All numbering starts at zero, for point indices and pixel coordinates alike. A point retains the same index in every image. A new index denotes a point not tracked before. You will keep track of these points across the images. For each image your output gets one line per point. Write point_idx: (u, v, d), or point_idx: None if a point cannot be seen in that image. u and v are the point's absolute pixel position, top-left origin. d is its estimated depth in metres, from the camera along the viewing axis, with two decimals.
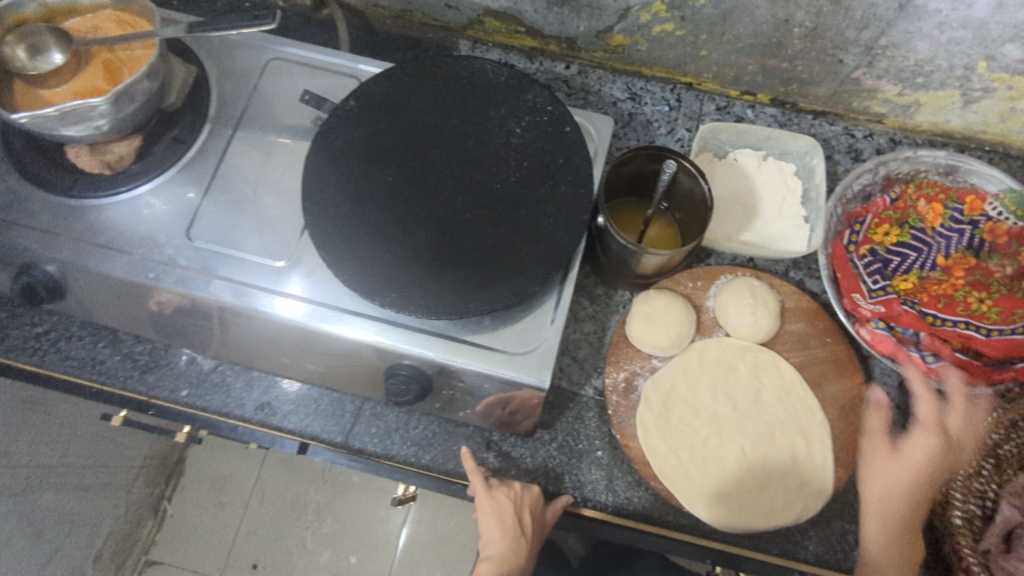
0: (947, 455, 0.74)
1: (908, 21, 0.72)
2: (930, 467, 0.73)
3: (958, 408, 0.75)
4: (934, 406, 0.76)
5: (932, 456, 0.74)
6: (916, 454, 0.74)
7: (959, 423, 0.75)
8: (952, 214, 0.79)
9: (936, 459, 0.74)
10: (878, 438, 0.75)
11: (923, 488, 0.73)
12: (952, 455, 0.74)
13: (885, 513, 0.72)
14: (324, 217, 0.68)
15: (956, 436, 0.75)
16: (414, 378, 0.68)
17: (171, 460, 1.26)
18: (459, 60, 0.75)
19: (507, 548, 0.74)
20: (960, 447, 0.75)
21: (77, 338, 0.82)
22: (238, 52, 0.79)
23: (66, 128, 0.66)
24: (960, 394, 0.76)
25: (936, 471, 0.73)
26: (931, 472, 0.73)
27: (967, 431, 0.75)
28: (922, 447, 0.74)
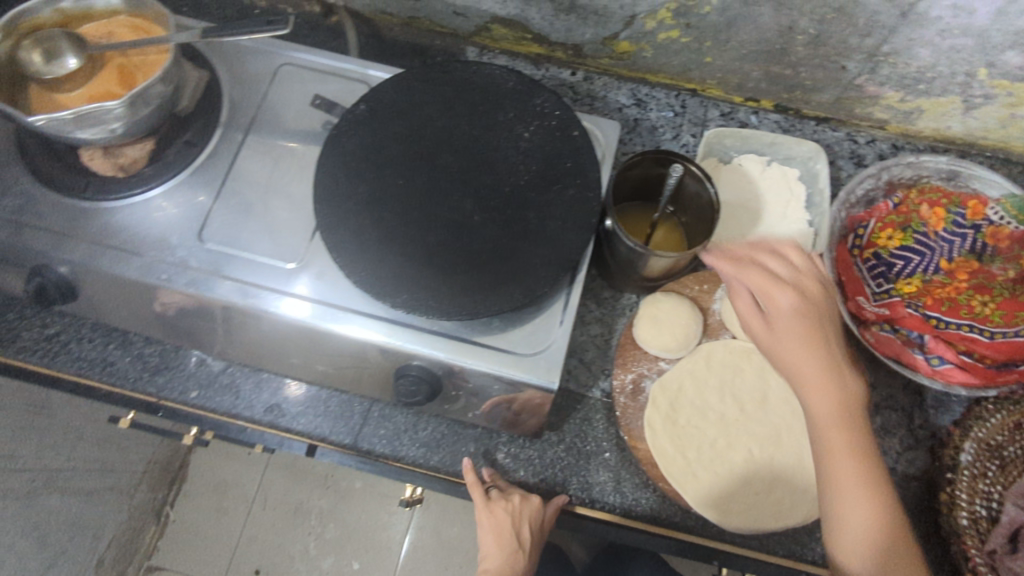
0: (808, 296, 0.64)
1: (910, 29, 0.74)
2: (808, 318, 0.63)
3: (783, 267, 0.65)
4: (756, 275, 0.65)
5: (800, 315, 0.63)
6: (789, 311, 0.63)
7: (797, 266, 0.66)
8: (956, 218, 0.82)
9: (809, 305, 0.64)
10: (752, 322, 0.65)
11: (823, 340, 0.62)
12: (819, 290, 0.65)
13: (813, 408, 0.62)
14: (335, 219, 0.69)
15: (804, 279, 0.65)
16: (423, 379, 0.69)
17: (174, 464, 1.25)
18: (468, 66, 0.77)
19: (505, 562, 0.77)
20: (817, 281, 0.65)
21: (88, 339, 0.83)
22: (249, 58, 0.80)
23: (81, 130, 0.67)
24: (777, 254, 0.66)
25: (812, 325, 0.63)
26: (819, 319, 0.63)
27: (803, 271, 0.66)
28: (785, 306, 0.63)
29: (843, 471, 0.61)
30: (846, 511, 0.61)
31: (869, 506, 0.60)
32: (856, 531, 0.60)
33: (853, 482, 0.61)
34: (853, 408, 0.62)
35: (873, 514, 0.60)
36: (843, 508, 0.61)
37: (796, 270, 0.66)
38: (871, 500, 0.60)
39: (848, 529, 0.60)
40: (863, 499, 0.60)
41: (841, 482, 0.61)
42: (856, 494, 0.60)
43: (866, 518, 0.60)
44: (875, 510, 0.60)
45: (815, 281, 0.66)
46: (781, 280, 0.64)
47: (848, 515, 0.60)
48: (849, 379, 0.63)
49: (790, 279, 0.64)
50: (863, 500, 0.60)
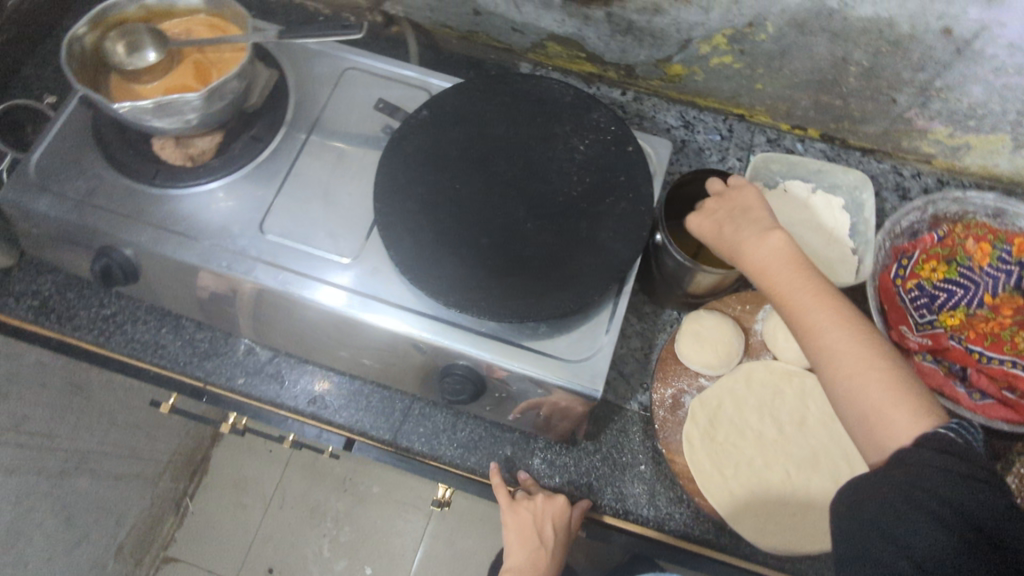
0: (716, 205, 0.71)
1: (964, 65, 0.75)
2: (722, 219, 0.69)
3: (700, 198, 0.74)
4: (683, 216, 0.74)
5: (712, 215, 0.70)
6: (705, 222, 0.70)
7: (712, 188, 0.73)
8: (1001, 254, 0.81)
9: (722, 209, 0.70)
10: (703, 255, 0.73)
11: (741, 223, 0.67)
12: (736, 192, 0.71)
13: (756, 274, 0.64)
14: (395, 218, 0.71)
15: (716, 191, 0.72)
16: (469, 378, 0.70)
17: (196, 457, 1.24)
18: (529, 79, 0.79)
19: (528, 560, 0.77)
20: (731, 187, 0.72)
21: (142, 321, 0.85)
22: (316, 61, 0.84)
23: (158, 119, 0.70)
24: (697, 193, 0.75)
25: (723, 214, 0.69)
26: (731, 214, 0.69)
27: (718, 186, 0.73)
28: (697, 224, 0.71)
29: (804, 318, 0.60)
30: (827, 354, 0.58)
31: (847, 341, 0.57)
32: (843, 371, 0.56)
33: (817, 324, 0.59)
34: (789, 257, 0.63)
35: (853, 348, 0.57)
36: (823, 356, 0.58)
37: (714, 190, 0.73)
38: (841, 333, 0.58)
39: (838, 376, 0.57)
40: (837, 332, 0.58)
41: (810, 329, 0.59)
42: (827, 330, 0.58)
43: (845, 355, 0.57)
44: (852, 341, 0.57)
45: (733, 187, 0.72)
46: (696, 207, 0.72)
47: (828, 358, 0.58)
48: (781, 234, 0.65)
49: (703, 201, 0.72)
50: (837, 334, 0.58)
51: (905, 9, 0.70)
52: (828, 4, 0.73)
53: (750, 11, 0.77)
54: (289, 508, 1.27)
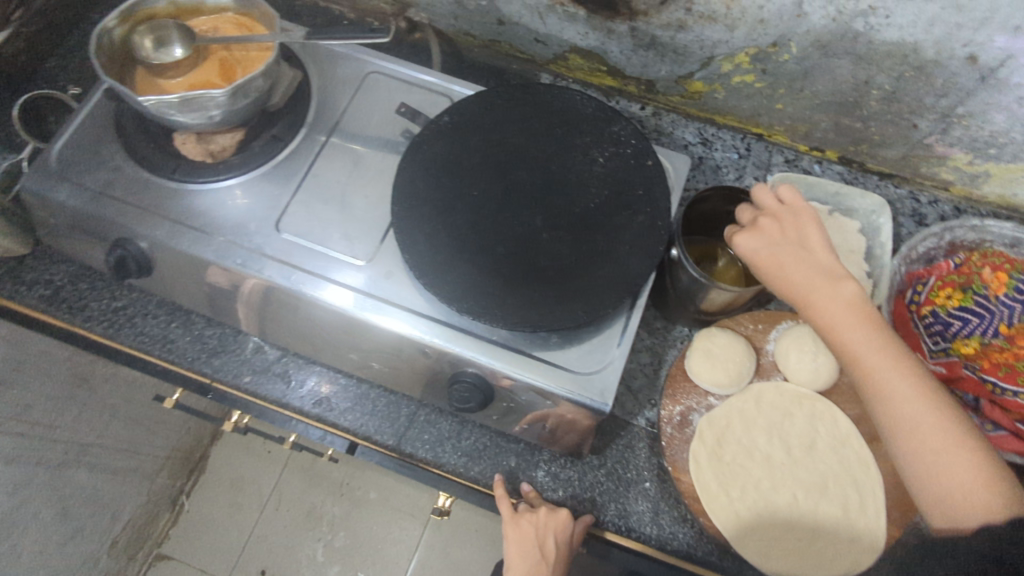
0: (774, 229, 0.66)
1: (988, 93, 0.75)
2: (780, 247, 0.65)
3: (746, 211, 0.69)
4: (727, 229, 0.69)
5: (771, 245, 0.65)
6: (761, 245, 0.65)
7: (765, 204, 0.68)
8: (1018, 284, 0.79)
9: (781, 235, 0.65)
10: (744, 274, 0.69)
11: (804, 263, 0.64)
12: (796, 217, 0.66)
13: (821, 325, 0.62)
14: (410, 223, 0.71)
15: (769, 210, 0.68)
16: (477, 387, 0.69)
17: (194, 456, 1.22)
18: (551, 89, 0.79)
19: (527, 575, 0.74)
20: (787, 209, 0.67)
21: (152, 315, 0.87)
22: (341, 63, 0.84)
23: (180, 114, 0.70)
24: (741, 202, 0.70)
25: (786, 247, 0.65)
26: (790, 244, 0.65)
27: (773, 205, 0.68)
28: (752, 246, 0.66)
29: (877, 383, 0.59)
30: (903, 425, 0.58)
31: (924, 414, 0.58)
32: (919, 445, 0.57)
33: (894, 394, 0.59)
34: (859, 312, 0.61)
35: (930, 421, 0.57)
36: (898, 424, 0.58)
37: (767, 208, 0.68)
38: (919, 404, 0.58)
39: (914, 448, 0.58)
40: (914, 403, 0.58)
41: (885, 397, 0.59)
42: (904, 401, 0.58)
43: (923, 429, 0.57)
44: (929, 414, 0.58)
45: (791, 210, 0.67)
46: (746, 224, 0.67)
47: (901, 428, 0.58)
48: (850, 286, 0.62)
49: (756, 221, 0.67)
50: (914, 405, 0.58)
51: (931, 34, 0.70)
52: (853, 26, 0.73)
53: (775, 31, 0.77)
54: (284, 511, 1.23)
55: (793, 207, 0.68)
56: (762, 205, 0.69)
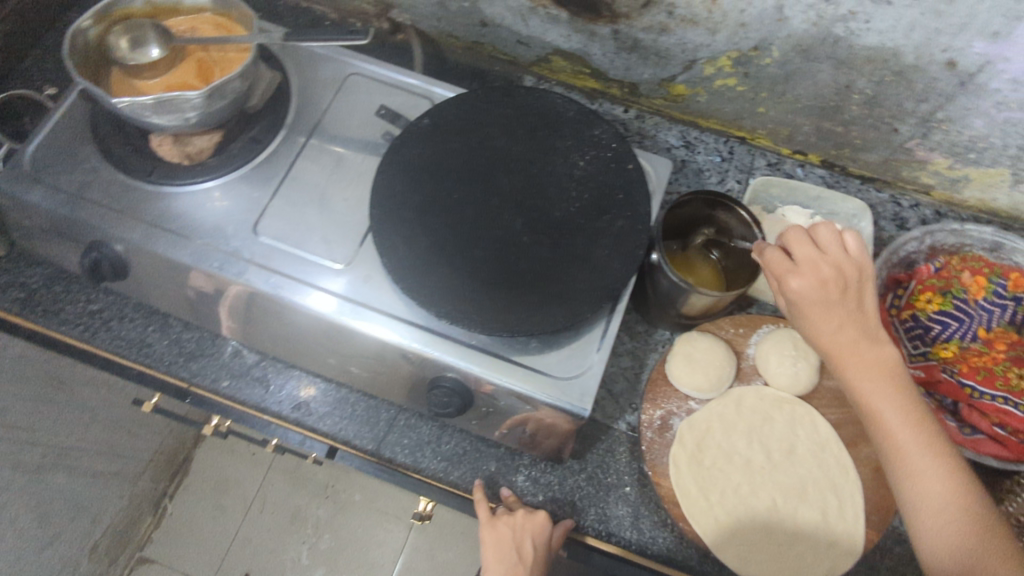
0: (832, 279, 0.63)
1: (968, 98, 0.75)
2: (829, 299, 0.62)
3: (802, 245, 0.64)
4: (776, 257, 0.65)
5: (825, 294, 0.62)
6: (809, 292, 0.63)
7: (829, 247, 0.65)
8: (997, 288, 0.81)
9: (835, 287, 0.63)
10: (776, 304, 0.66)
11: (849, 320, 0.62)
12: (856, 270, 0.64)
13: (851, 384, 0.63)
14: (388, 226, 0.70)
15: (829, 254, 0.64)
16: (456, 392, 0.69)
17: (179, 456, 1.08)
18: (531, 92, 0.79)
19: None
20: (846, 259, 0.64)
21: (129, 318, 0.86)
22: (320, 64, 0.83)
23: (157, 116, 0.69)
24: (797, 233, 0.66)
25: (838, 301, 0.63)
26: (841, 298, 0.63)
27: (837, 251, 0.64)
28: (800, 291, 0.63)
29: (897, 453, 0.60)
30: (916, 500, 0.59)
31: (942, 495, 0.58)
32: (929, 522, 0.58)
33: (914, 469, 0.60)
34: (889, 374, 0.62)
35: (947, 505, 0.58)
36: (912, 497, 0.60)
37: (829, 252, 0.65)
38: (938, 486, 0.59)
39: (923, 524, 0.59)
40: (932, 482, 0.59)
41: (903, 469, 0.60)
42: (922, 477, 0.59)
43: (938, 509, 0.58)
44: (947, 496, 0.58)
45: (853, 260, 0.64)
46: (800, 263, 0.64)
47: (915, 502, 0.59)
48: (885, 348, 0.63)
49: (812, 262, 0.63)
50: (932, 484, 0.59)
51: (911, 40, 0.70)
52: (834, 31, 0.73)
53: (756, 35, 0.77)
54: (267, 513, 1.08)
55: (855, 258, 0.65)
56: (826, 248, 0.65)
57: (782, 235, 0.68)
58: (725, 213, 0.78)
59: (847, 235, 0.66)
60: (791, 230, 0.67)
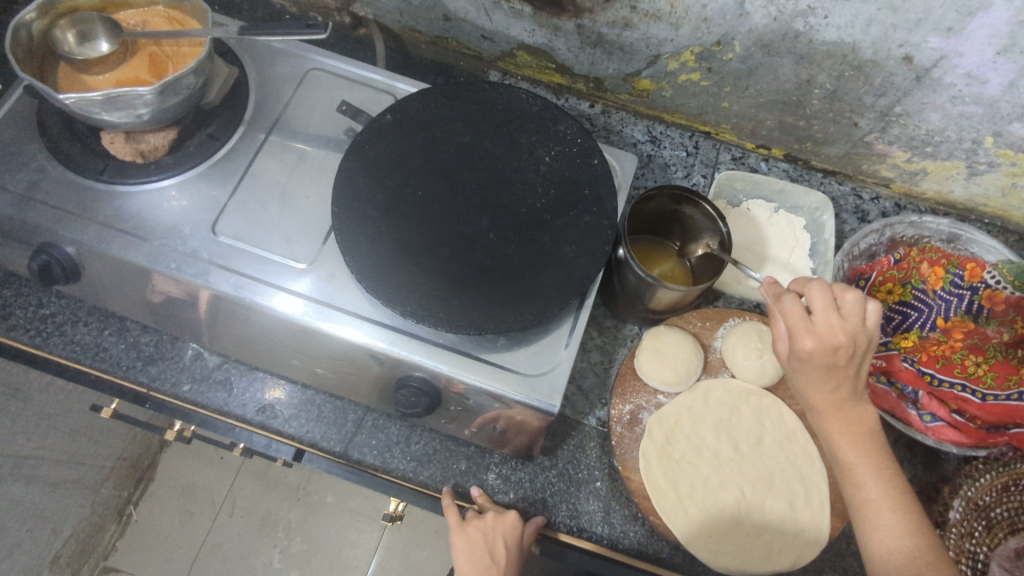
0: (845, 348, 0.63)
1: (924, 92, 0.77)
2: (833, 362, 0.64)
3: (824, 308, 0.64)
4: (793, 310, 0.65)
5: (832, 356, 0.63)
6: (816, 353, 0.63)
7: (850, 315, 0.64)
8: (953, 279, 0.80)
9: (845, 354, 0.63)
10: (779, 347, 0.68)
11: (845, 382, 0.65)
12: (867, 341, 0.64)
13: (830, 433, 0.66)
14: (352, 224, 0.69)
15: (848, 324, 0.63)
16: (424, 391, 0.68)
17: (143, 462, 1.04)
18: (496, 87, 0.78)
19: None
20: (864, 332, 0.64)
21: (83, 322, 0.83)
22: (279, 59, 0.81)
23: (107, 112, 0.66)
24: (821, 293, 0.65)
25: (841, 364, 0.64)
26: (845, 364, 0.64)
27: (856, 320, 0.64)
28: (808, 351, 0.63)
29: (864, 502, 0.64)
30: (877, 549, 0.62)
31: (903, 549, 0.61)
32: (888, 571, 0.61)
33: (880, 520, 0.63)
34: (865, 433, 0.66)
35: (909, 560, 0.61)
36: (874, 545, 0.63)
37: (849, 320, 0.64)
38: (899, 538, 0.62)
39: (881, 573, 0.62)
40: (895, 536, 0.62)
41: (869, 518, 0.64)
42: (886, 529, 0.62)
43: (898, 561, 0.61)
44: (910, 551, 0.61)
45: (867, 331, 0.64)
46: (816, 324, 0.63)
47: (876, 550, 0.63)
48: (864, 410, 0.67)
49: (829, 327, 0.63)
50: (894, 538, 0.62)
51: (868, 35, 0.71)
52: (794, 26, 0.73)
53: (718, 30, 0.77)
54: (237, 518, 1.03)
55: (871, 328, 0.65)
56: (847, 315, 0.64)
57: (806, 285, 0.67)
58: (691, 208, 0.78)
59: (869, 306, 0.65)
60: (815, 286, 0.66)
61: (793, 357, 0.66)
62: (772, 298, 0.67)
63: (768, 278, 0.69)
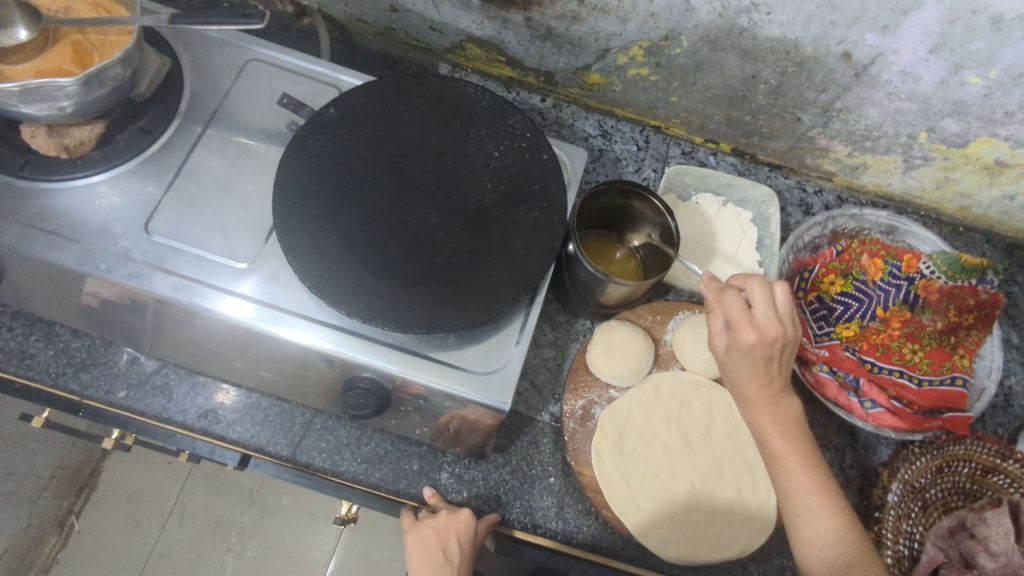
0: (781, 340, 0.65)
1: (862, 89, 0.79)
2: (769, 354, 0.65)
3: (764, 302, 0.65)
4: (735, 303, 0.66)
5: (772, 348, 0.65)
6: (756, 347, 0.65)
7: (784, 312, 0.66)
8: (891, 270, 0.83)
9: (779, 347, 0.65)
10: (716, 342, 0.68)
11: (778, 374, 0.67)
12: (796, 335, 0.66)
13: (761, 425, 0.67)
14: (293, 222, 0.66)
15: (782, 318, 0.66)
16: (373, 392, 0.67)
17: (85, 471, 1.05)
18: (443, 80, 0.77)
19: None
20: (794, 326, 0.66)
21: (7, 328, 0.78)
22: (215, 50, 0.78)
23: (25, 105, 0.62)
24: (761, 288, 0.66)
25: (774, 357, 0.66)
26: (779, 356, 0.66)
27: (789, 316, 0.66)
28: (749, 344, 0.65)
29: (792, 488, 0.66)
30: (807, 532, 0.64)
31: (830, 531, 0.63)
32: (819, 553, 0.63)
33: (808, 504, 0.65)
34: (792, 425, 0.67)
35: (835, 540, 0.63)
36: (804, 529, 0.64)
37: (784, 316, 0.66)
38: (824, 521, 0.64)
39: (810, 554, 0.64)
40: (823, 518, 0.64)
41: (799, 503, 0.65)
42: (815, 512, 0.64)
43: (826, 543, 0.63)
44: (835, 532, 0.63)
45: (795, 326, 0.67)
46: (757, 319, 0.65)
47: (805, 534, 0.64)
48: (790, 402, 0.68)
49: (768, 320, 0.65)
50: (822, 520, 0.64)
51: (809, 31, 0.73)
52: (738, 22, 0.74)
53: (666, 24, 0.78)
54: (188, 524, 1.03)
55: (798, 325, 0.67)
56: (782, 310, 0.66)
57: (746, 281, 0.68)
58: (640, 202, 0.79)
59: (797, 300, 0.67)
60: (754, 280, 0.67)
61: (731, 351, 0.67)
62: (714, 293, 0.68)
63: (708, 274, 0.70)
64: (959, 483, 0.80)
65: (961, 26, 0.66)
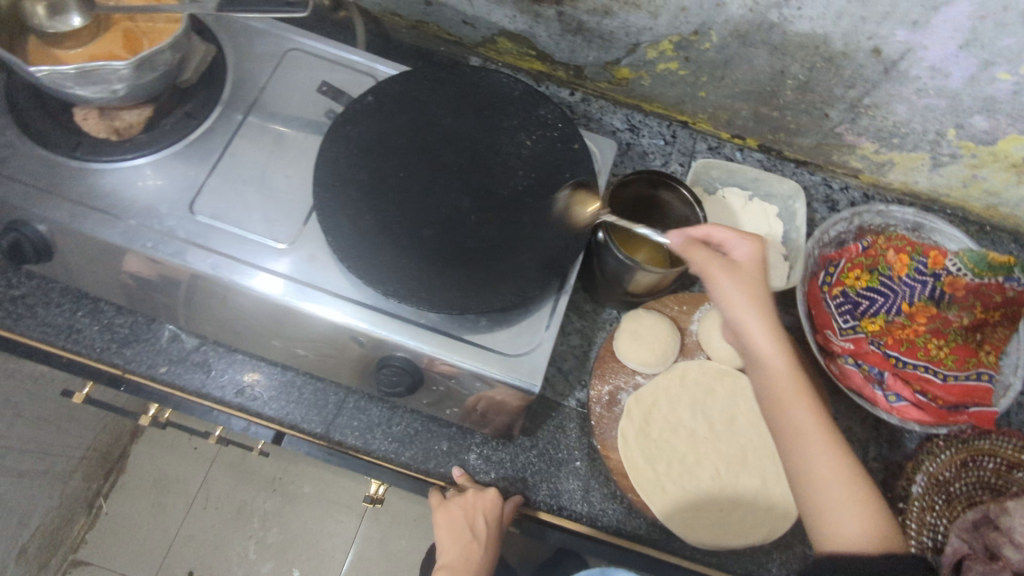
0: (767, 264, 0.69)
1: (891, 85, 0.80)
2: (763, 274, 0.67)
3: None
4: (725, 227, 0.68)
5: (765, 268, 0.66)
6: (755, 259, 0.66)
7: None
8: (917, 266, 0.84)
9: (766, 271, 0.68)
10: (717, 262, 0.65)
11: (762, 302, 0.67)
12: None
13: (764, 359, 0.63)
14: (333, 204, 0.69)
15: None
16: (406, 370, 0.69)
17: (114, 454, 1.08)
18: (477, 71, 0.79)
19: (460, 554, 0.75)
20: None
21: (56, 303, 0.81)
22: (256, 38, 0.80)
23: (80, 88, 0.65)
24: None
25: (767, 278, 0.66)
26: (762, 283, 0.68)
27: None
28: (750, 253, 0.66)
29: (795, 420, 0.61)
30: (815, 462, 0.59)
31: (839, 459, 0.59)
32: (830, 480, 0.58)
33: (813, 434, 0.60)
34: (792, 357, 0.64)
35: (841, 467, 0.58)
36: (812, 461, 0.59)
37: None
38: (830, 452, 0.59)
39: (821, 484, 0.58)
40: (827, 447, 0.59)
41: (802, 435, 0.60)
42: (822, 442, 0.59)
43: (834, 471, 0.58)
44: (841, 460, 0.59)
45: None
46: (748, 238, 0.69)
47: (815, 470, 0.59)
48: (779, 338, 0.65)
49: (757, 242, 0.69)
50: (828, 450, 0.59)
51: (839, 27, 0.74)
52: (768, 17, 0.75)
53: (696, 19, 0.79)
54: (212, 509, 1.10)
55: None
56: None
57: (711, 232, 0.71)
58: (668, 192, 0.81)
59: None
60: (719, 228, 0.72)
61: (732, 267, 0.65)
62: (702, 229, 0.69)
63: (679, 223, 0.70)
64: (985, 478, 0.81)
65: (992, 21, 0.67)
